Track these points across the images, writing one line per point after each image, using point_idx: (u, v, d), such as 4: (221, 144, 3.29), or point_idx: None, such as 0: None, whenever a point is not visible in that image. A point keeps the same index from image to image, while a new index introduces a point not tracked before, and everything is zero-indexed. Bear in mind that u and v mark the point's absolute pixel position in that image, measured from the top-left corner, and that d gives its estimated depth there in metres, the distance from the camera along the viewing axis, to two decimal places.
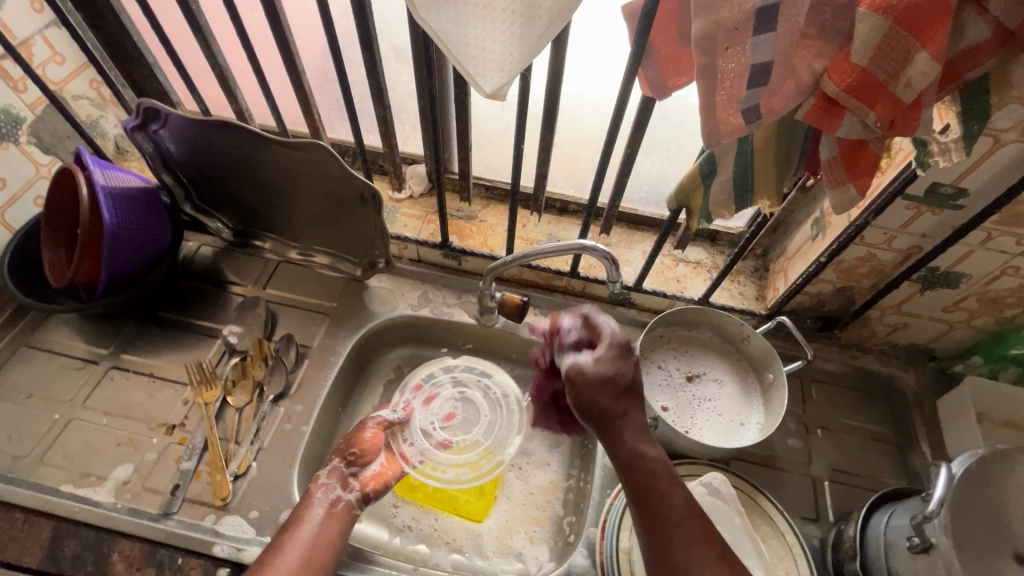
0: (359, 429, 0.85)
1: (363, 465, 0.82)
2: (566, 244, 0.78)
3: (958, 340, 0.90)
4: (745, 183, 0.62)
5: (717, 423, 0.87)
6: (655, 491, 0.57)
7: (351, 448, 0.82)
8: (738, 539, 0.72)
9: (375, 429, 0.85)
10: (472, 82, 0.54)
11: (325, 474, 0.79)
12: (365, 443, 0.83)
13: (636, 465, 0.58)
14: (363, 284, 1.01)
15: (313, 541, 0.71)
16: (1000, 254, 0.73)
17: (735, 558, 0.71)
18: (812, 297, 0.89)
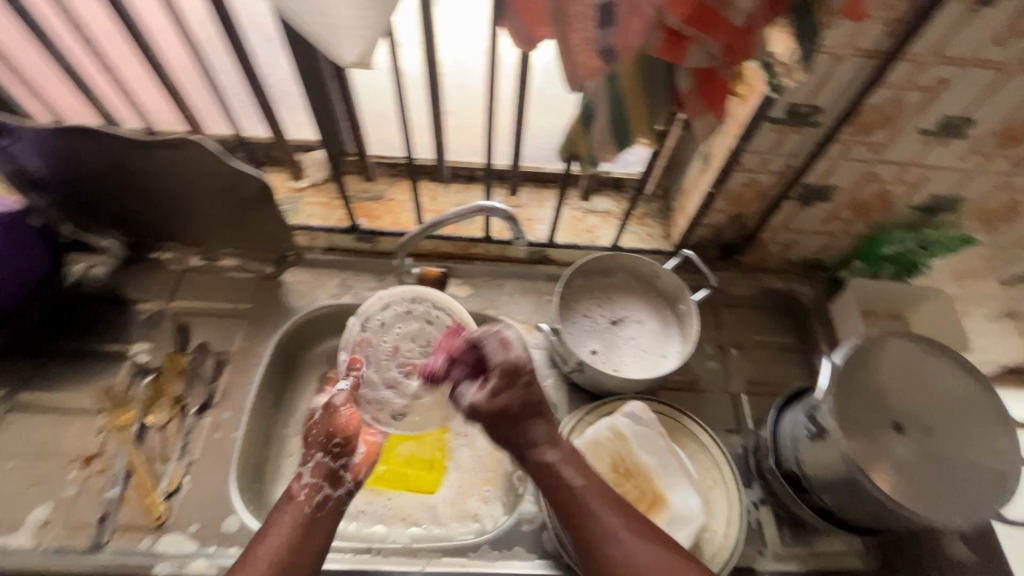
0: (330, 412, 0.72)
1: (347, 452, 0.70)
2: (468, 207, 0.79)
3: (842, 248, 0.99)
4: (622, 123, 0.65)
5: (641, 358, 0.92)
6: (584, 514, 0.63)
7: (331, 436, 0.70)
8: (666, 459, 0.78)
9: (345, 407, 0.73)
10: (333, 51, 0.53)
11: (302, 466, 0.67)
12: (342, 423, 0.71)
13: (581, 497, 0.64)
14: (277, 281, 0.99)
15: (292, 545, 0.60)
16: (861, 163, 0.80)
17: (665, 477, 0.77)
18: (710, 228, 0.95)
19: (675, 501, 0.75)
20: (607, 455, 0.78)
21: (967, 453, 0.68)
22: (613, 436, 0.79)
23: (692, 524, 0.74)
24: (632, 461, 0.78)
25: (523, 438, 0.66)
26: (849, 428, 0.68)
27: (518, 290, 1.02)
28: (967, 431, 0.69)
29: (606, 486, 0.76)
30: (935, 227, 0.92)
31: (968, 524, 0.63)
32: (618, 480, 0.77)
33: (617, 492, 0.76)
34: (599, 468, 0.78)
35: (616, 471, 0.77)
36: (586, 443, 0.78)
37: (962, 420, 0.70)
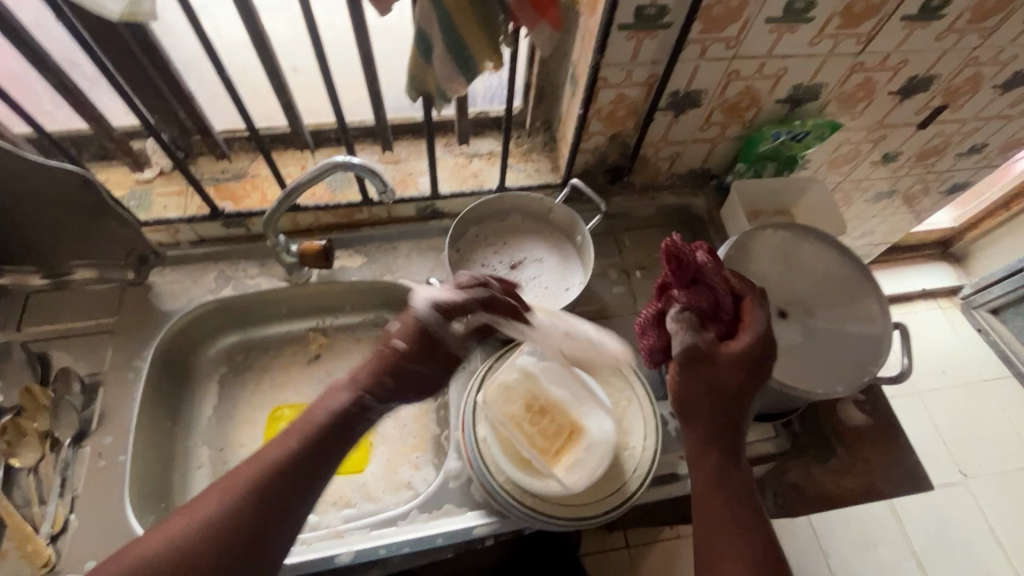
0: (395, 352, 0.67)
1: (383, 399, 0.65)
2: (321, 166, 0.72)
3: (724, 153, 1.00)
4: (460, 48, 0.60)
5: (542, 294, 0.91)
6: (718, 502, 0.57)
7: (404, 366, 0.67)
8: (575, 389, 0.79)
9: (403, 355, 0.67)
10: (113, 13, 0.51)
11: (374, 403, 0.65)
12: (419, 354, 0.68)
13: (714, 473, 0.58)
14: (144, 286, 0.89)
15: (218, 533, 0.52)
16: (720, 62, 0.80)
17: (578, 407, 0.78)
18: (593, 153, 0.93)
19: (590, 428, 0.76)
20: (518, 397, 0.78)
21: (845, 325, 0.71)
22: (521, 378, 0.79)
23: (607, 446, 0.74)
24: (544, 398, 0.79)
25: (724, 412, 0.59)
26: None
27: (415, 251, 0.97)
28: (842, 304, 0.72)
29: (523, 428, 0.76)
30: (802, 117, 0.94)
31: (851, 389, 0.65)
32: (534, 419, 0.77)
33: (533, 431, 0.76)
34: (513, 411, 0.77)
35: (530, 410, 0.77)
36: (495, 389, 0.77)
37: (837, 295, 0.73)
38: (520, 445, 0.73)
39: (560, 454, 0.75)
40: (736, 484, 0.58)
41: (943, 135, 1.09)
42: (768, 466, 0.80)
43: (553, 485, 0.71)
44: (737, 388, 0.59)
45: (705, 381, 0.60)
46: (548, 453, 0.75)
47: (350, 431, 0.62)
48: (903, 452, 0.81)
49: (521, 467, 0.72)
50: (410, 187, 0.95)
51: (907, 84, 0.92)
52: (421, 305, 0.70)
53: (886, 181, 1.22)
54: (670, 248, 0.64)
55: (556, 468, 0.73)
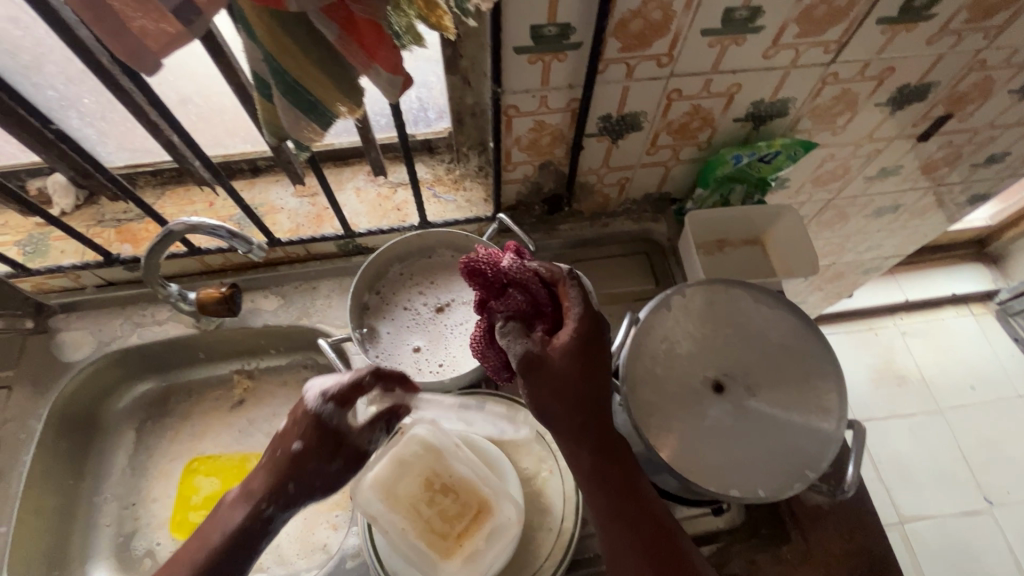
0: (306, 454, 0.64)
1: (288, 504, 0.64)
2: (173, 226, 0.65)
3: (681, 177, 0.88)
4: (300, 94, 0.50)
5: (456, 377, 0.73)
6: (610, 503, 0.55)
7: (315, 464, 0.64)
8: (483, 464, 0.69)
9: (313, 454, 0.64)
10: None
11: (270, 508, 0.63)
12: (331, 447, 0.65)
13: (596, 472, 0.55)
14: (46, 336, 0.84)
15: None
16: (654, 81, 0.67)
17: (487, 484, 0.68)
18: (524, 183, 0.82)
19: (498, 508, 0.66)
20: (417, 475, 0.69)
21: (789, 412, 0.58)
22: (422, 452, 0.69)
23: (512, 535, 0.65)
24: (446, 474, 0.69)
25: (576, 401, 0.54)
26: (647, 391, 0.59)
27: (336, 291, 0.89)
28: (791, 385, 0.60)
29: (420, 509, 0.67)
30: (770, 136, 0.80)
31: (771, 496, 0.53)
32: (434, 499, 0.68)
33: (430, 514, 0.67)
34: (410, 489, 0.68)
35: (430, 489, 0.68)
36: (390, 466, 0.68)
37: (788, 374, 0.60)
38: (411, 534, 0.65)
39: (460, 541, 0.65)
40: (611, 480, 0.55)
41: (953, 144, 0.92)
42: (712, 547, 0.70)
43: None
44: (582, 371, 0.54)
45: (552, 380, 0.54)
46: (446, 541, 0.65)
47: (253, 544, 0.62)
48: (872, 540, 0.69)
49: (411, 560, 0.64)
50: (325, 223, 0.86)
51: (898, 95, 0.77)
52: (313, 400, 0.64)
53: (888, 195, 1.07)
54: (468, 264, 0.59)
55: (451, 560, 0.64)
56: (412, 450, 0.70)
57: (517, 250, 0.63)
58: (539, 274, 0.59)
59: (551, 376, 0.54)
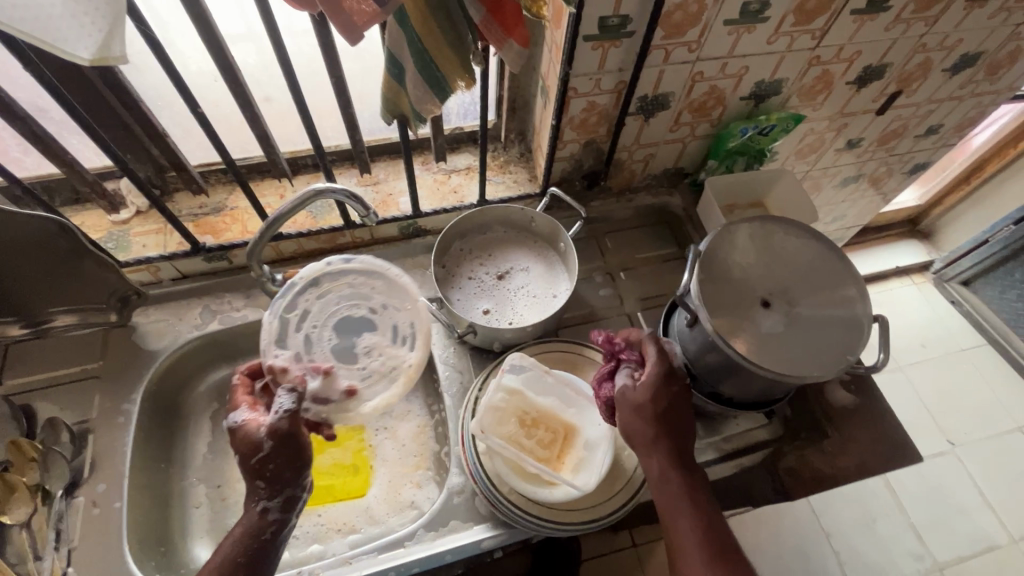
0: (255, 455, 0.65)
1: (271, 494, 0.66)
2: (301, 194, 0.73)
3: (695, 152, 1.03)
4: (432, 71, 0.61)
5: (396, 339, 0.78)
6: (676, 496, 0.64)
7: (272, 453, 0.65)
8: (563, 394, 0.80)
9: (262, 446, 0.65)
10: (88, 61, 0.48)
11: (264, 501, 0.66)
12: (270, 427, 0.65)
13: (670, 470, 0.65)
14: (128, 328, 0.88)
15: None
16: (684, 65, 0.82)
17: (570, 412, 0.79)
18: (569, 160, 0.95)
19: (586, 426, 0.78)
20: (510, 415, 0.78)
21: (827, 312, 0.73)
22: (511, 396, 0.79)
23: (605, 441, 0.76)
24: (532, 410, 0.79)
25: (656, 421, 0.66)
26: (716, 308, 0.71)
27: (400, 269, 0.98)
28: (825, 293, 0.74)
29: (522, 442, 0.76)
30: (768, 112, 0.97)
31: (826, 374, 0.67)
32: (528, 432, 0.78)
33: (532, 443, 0.77)
34: (507, 429, 0.77)
35: (523, 425, 0.78)
36: (487, 414, 0.77)
37: (822, 285, 0.74)
38: (525, 462, 0.73)
39: (563, 457, 0.76)
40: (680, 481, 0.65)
41: (901, 118, 1.13)
42: (764, 452, 0.82)
43: (569, 491, 0.71)
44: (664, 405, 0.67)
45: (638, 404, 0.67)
46: (552, 460, 0.76)
47: (264, 537, 0.65)
48: (887, 427, 0.84)
49: (530, 481, 0.73)
50: (392, 208, 0.95)
51: (863, 74, 0.96)
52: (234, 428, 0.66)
53: (852, 166, 1.27)
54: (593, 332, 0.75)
55: (564, 472, 0.75)
56: (498, 397, 0.79)
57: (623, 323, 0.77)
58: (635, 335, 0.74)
59: (639, 398, 0.67)
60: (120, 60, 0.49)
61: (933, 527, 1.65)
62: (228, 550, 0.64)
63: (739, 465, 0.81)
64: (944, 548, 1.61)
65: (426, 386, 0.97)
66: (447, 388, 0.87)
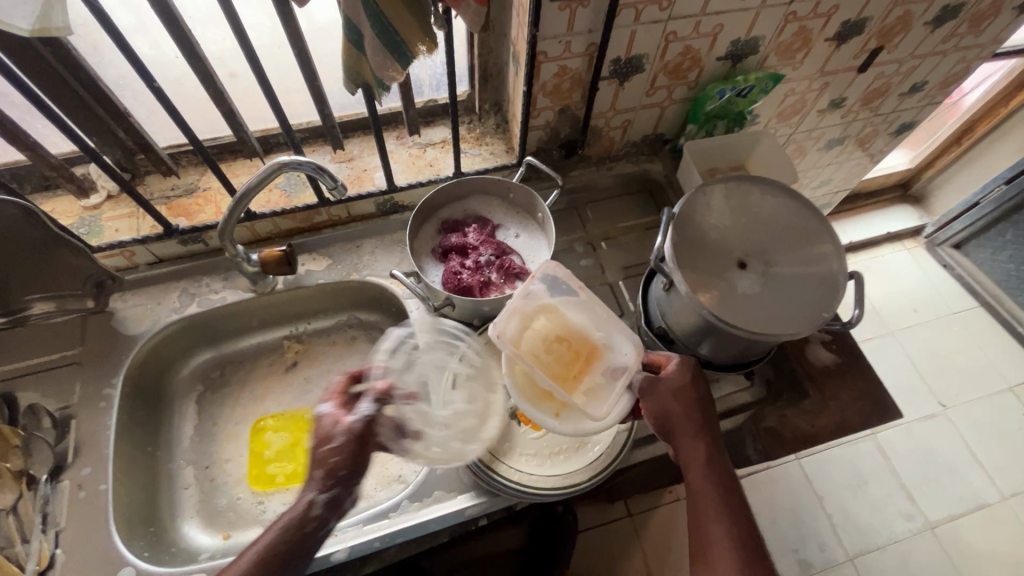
0: (323, 448, 0.64)
1: (325, 495, 0.62)
2: (267, 169, 0.72)
3: (674, 117, 1.01)
4: (390, 35, 0.60)
5: (474, 411, 0.75)
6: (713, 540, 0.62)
7: (340, 454, 0.63)
8: (594, 314, 0.74)
9: (336, 443, 0.64)
10: (28, 33, 0.47)
11: (313, 495, 0.62)
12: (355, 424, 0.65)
13: (704, 510, 0.64)
14: (106, 313, 0.88)
15: None
16: (656, 25, 0.80)
17: (597, 335, 0.72)
18: (545, 129, 0.94)
19: (612, 351, 0.72)
20: (538, 328, 0.72)
21: (802, 270, 0.72)
22: (541, 308, 0.73)
23: (628, 371, 0.70)
24: (559, 325, 0.72)
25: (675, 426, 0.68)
26: (691, 271, 0.71)
27: (379, 247, 0.97)
28: (799, 251, 0.73)
29: (540, 358, 0.70)
30: (746, 72, 0.95)
31: (799, 331, 0.67)
32: (552, 347, 0.71)
33: (548, 358, 0.70)
34: (530, 339, 0.71)
35: (547, 342, 0.71)
36: (513, 323, 0.71)
37: (796, 244, 0.74)
38: (539, 380, 0.69)
39: (580, 376, 0.70)
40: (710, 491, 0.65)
41: (884, 76, 1.11)
42: (745, 414, 0.83)
43: (581, 423, 0.68)
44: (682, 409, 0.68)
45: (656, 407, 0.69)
46: (567, 380, 0.69)
47: (302, 540, 0.60)
48: (868, 385, 0.85)
49: (540, 403, 0.69)
50: (366, 183, 0.94)
51: (842, 30, 0.94)
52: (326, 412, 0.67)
53: (836, 128, 1.25)
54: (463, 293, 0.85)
55: (577, 395, 0.69)
56: (531, 304, 0.73)
57: (444, 242, 0.90)
58: (453, 245, 0.89)
59: (660, 401, 0.69)
60: (62, 31, 0.48)
61: (925, 487, 1.66)
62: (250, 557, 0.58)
63: (721, 427, 0.81)
64: (936, 508, 1.64)
65: None
66: None
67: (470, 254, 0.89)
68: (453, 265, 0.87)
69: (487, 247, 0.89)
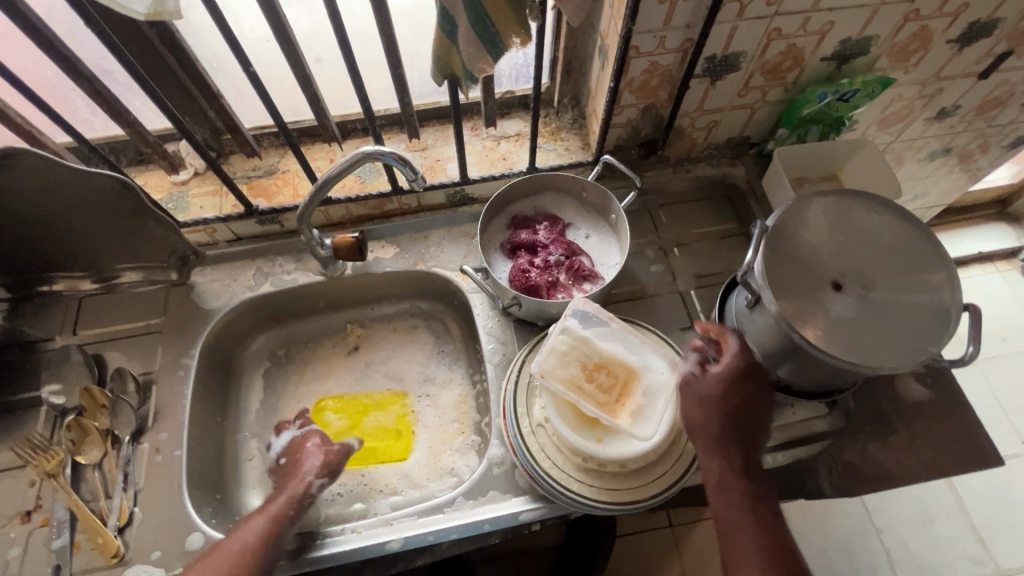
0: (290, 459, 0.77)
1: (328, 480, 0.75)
2: (350, 158, 0.72)
3: (764, 119, 0.95)
4: (486, 25, 0.58)
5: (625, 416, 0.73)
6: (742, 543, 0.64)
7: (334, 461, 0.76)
8: (626, 341, 0.75)
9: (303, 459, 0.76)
10: (141, 16, 0.48)
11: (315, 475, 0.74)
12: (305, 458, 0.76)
13: (735, 509, 0.64)
14: (187, 286, 0.91)
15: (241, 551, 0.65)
16: (759, 21, 0.75)
17: (631, 360, 0.74)
18: (626, 127, 0.90)
19: (647, 373, 0.73)
20: (572, 360, 0.73)
21: (906, 297, 0.66)
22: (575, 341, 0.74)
23: (666, 388, 0.72)
24: (591, 356, 0.74)
25: (716, 419, 0.67)
26: (782, 289, 0.66)
27: (446, 238, 0.96)
28: (905, 276, 0.67)
29: (579, 388, 0.71)
30: (851, 75, 0.88)
31: (902, 366, 0.61)
32: (588, 378, 0.72)
33: (591, 387, 0.72)
34: (566, 372, 0.72)
35: (583, 371, 0.73)
36: (550, 356, 0.73)
37: (902, 270, 0.67)
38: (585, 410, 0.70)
39: (622, 401, 0.71)
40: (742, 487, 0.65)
41: (1007, 83, 1.00)
42: (823, 445, 0.77)
43: (624, 446, 0.69)
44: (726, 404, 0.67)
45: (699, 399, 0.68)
46: (610, 404, 0.71)
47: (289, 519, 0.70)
48: (965, 426, 0.77)
49: (580, 427, 0.71)
50: (439, 174, 0.93)
51: (968, 31, 0.84)
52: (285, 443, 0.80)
53: (941, 138, 1.14)
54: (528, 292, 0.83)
55: (622, 418, 0.70)
56: (560, 340, 0.74)
57: (513, 238, 0.88)
58: (522, 242, 0.88)
59: (706, 394, 0.68)
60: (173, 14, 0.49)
61: (1001, 534, 1.53)
62: (250, 535, 0.67)
63: (796, 456, 0.76)
64: (1012, 557, 1.50)
65: (471, 356, 0.98)
66: (490, 360, 0.86)
67: (539, 253, 0.87)
68: (522, 262, 0.85)
69: (557, 246, 0.86)
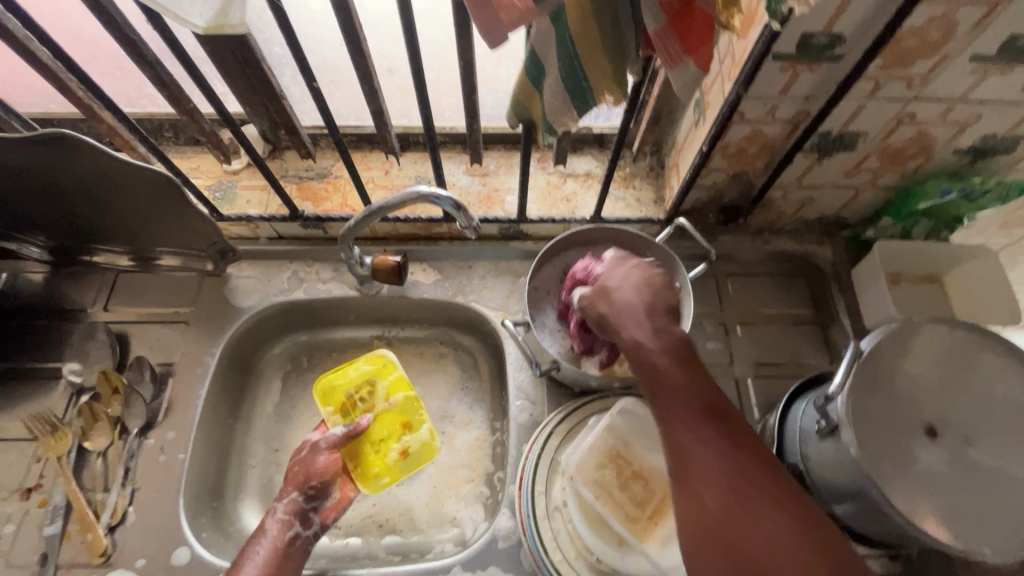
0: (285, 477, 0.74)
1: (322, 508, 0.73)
2: (405, 195, 0.67)
3: (867, 203, 0.84)
4: (578, 80, 0.50)
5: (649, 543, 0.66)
6: (717, 517, 0.44)
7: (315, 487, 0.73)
8: None
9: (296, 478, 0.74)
10: (200, 30, 0.44)
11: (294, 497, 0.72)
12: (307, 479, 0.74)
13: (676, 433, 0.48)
14: (221, 278, 0.88)
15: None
16: (893, 103, 0.64)
17: None
18: (708, 189, 0.81)
19: None
20: (609, 460, 0.65)
21: (1014, 466, 0.55)
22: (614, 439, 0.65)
23: None
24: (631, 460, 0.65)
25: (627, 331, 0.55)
26: (869, 431, 0.55)
27: (491, 272, 0.89)
28: (1018, 440, 0.56)
29: (609, 493, 0.63)
30: (983, 173, 0.76)
31: (999, 558, 0.51)
32: (622, 483, 0.64)
33: (622, 494, 0.63)
34: (599, 472, 0.64)
35: (619, 474, 0.64)
36: (586, 451, 0.65)
37: (1015, 430, 0.57)
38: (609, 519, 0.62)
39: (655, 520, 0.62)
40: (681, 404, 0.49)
41: None
42: None
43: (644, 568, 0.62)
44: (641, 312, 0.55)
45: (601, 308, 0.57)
46: (641, 522, 0.62)
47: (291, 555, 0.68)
48: None
49: (600, 532, 0.63)
50: (495, 205, 0.87)
51: None
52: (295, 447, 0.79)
53: None
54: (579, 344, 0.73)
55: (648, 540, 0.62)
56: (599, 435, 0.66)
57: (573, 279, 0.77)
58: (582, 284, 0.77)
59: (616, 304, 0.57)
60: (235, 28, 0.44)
61: None
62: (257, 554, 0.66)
63: None
64: None
65: (495, 398, 0.91)
66: (516, 418, 0.79)
67: None
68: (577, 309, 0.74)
69: None
